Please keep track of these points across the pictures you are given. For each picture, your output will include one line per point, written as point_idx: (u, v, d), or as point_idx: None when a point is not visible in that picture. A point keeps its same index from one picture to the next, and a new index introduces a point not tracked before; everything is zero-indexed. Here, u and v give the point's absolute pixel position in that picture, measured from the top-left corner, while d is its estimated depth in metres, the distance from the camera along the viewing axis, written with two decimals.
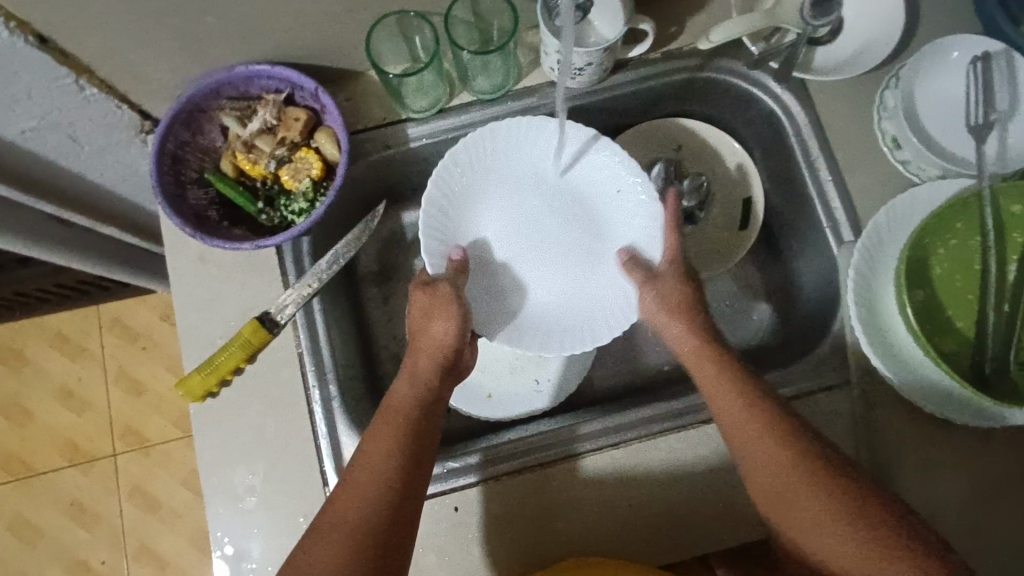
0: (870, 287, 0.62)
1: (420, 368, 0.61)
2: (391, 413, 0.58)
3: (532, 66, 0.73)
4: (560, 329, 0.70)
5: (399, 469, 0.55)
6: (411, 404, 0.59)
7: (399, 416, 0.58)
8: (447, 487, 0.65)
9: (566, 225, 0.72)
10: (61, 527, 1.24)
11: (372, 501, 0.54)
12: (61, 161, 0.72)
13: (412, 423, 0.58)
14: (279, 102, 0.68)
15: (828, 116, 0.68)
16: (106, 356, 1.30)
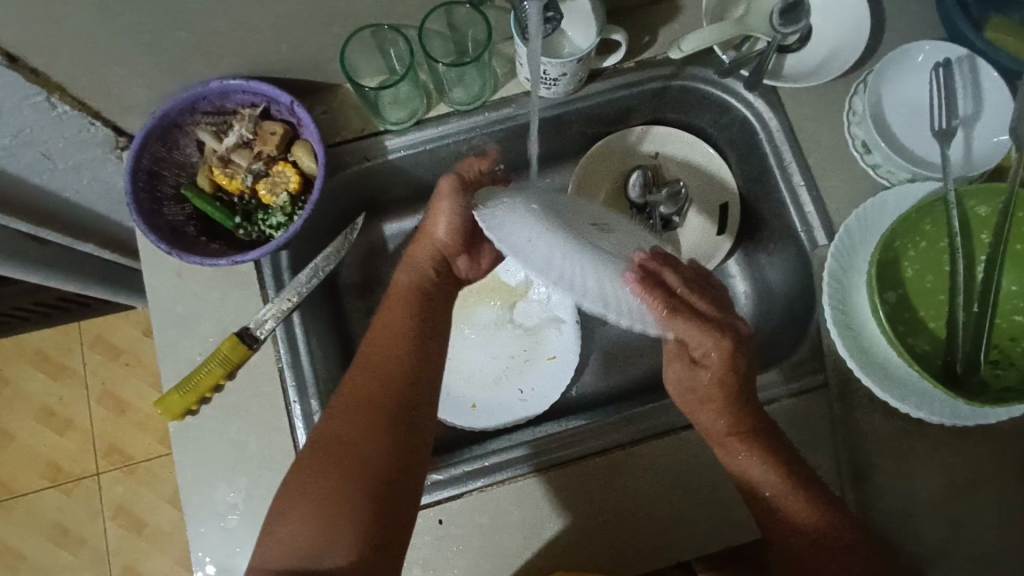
0: (844, 290, 0.63)
1: (422, 259, 0.66)
2: (397, 300, 0.63)
3: (508, 77, 0.74)
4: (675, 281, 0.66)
5: (404, 366, 0.59)
6: (411, 290, 0.64)
7: (405, 301, 0.63)
8: (431, 500, 0.65)
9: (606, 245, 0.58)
10: (43, 549, 1.22)
11: (379, 410, 0.57)
12: (35, 179, 0.72)
13: (413, 351, 0.60)
14: (255, 116, 0.68)
15: (800, 122, 0.70)
16: (87, 374, 1.28)
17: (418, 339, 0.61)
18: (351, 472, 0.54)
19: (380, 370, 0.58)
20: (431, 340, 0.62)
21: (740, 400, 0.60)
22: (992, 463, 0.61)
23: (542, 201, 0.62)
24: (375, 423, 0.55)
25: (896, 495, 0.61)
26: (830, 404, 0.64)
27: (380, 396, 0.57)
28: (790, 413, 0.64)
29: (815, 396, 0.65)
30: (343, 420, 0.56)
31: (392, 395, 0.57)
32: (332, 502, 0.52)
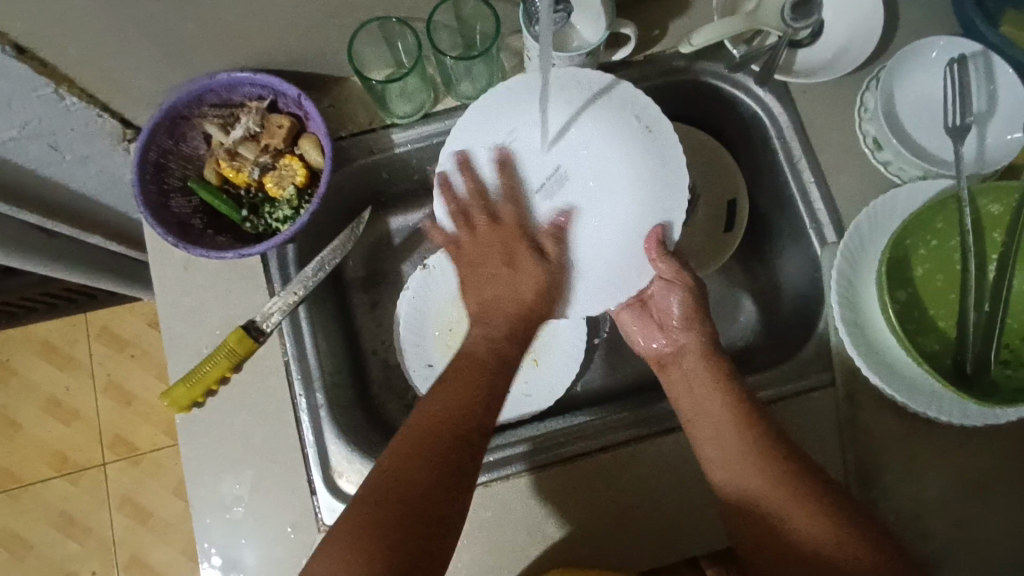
0: (854, 289, 0.62)
1: (494, 326, 0.61)
2: (461, 362, 0.59)
3: (516, 70, 0.73)
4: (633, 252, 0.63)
5: (453, 429, 0.55)
6: (478, 356, 0.59)
7: (467, 367, 0.58)
8: None
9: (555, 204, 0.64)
10: (50, 538, 1.23)
11: (417, 457, 0.53)
12: (42, 171, 0.72)
13: (457, 406, 0.56)
14: (262, 109, 0.68)
15: (810, 118, 0.69)
16: (94, 365, 1.28)
17: (468, 394, 0.57)
18: (376, 513, 0.51)
19: (426, 427, 0.55)
20: (489, 401, 0.57)
21: (727, 383, 0.60)
22: (1002, 463, 0.61)
23: (522, 141, 0.65)
24: (403, 475, 0.52)
25: (903, 493, 0.61)
26: (837, 401, 0.64)
27: (416, 451, 0.53)
28: (798, 411, 0.64)
29: (822, 394, 0.64)
30: (385, 464, 0.54)
31: (430, 447, 0.54)
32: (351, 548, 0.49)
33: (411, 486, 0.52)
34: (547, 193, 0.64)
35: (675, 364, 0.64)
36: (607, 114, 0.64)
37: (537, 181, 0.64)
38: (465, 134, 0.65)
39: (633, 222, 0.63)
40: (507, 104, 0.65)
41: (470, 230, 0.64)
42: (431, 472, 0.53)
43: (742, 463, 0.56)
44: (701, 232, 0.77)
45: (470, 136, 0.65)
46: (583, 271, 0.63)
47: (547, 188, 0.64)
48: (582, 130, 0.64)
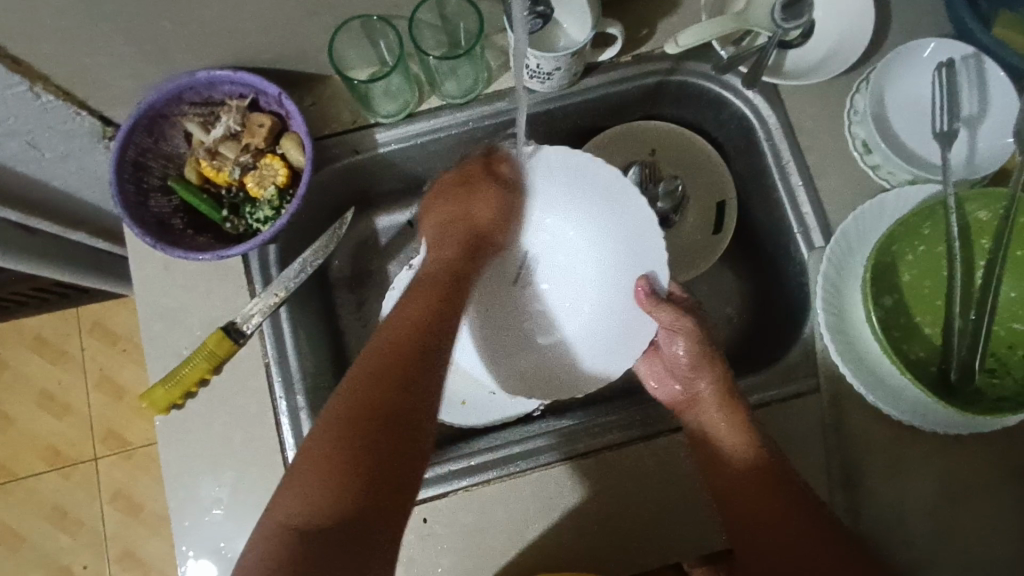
0: (840, 295, 0.61)
1: (448, 244, 0.67)
2: (427, 279, 0.63)
3: (502, 69, 0.72)
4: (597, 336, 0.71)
5: (425, 322, 0.58)
6: (439, 271, 0.65)
7: (435, 278, 0.63)
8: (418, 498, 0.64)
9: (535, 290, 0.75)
10: (42, 532, 1.23)
11: (398, 347, 0.55)
12: (21, 169, 0.71)
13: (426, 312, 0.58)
14: (242, 107, 0.67)
15: (799, 119, 0.68)
16: (85, 360, 1.28)
17: (432, 303, 0.59)
18: (370, 393, 0.51)
19: (402, 324, 0.57)
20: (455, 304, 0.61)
21: (733, 414, 0.61)
22: (987, 470, 0.60)
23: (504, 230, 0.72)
24: (394, 378, 0.52)
25: (886, 500, 0.61)
26: (821, 407, 0.63)
27: (387, 350, 0.54)
28: (782, 417, 0.63)
29: (806, 400, 0.64)
30: (370, 354, 0.55)
31: (402, 350, 0.54)
32: (349, 431, 0.49)
33: (401, 384, 0.52)
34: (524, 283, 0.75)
35: (689, 412, 0.64)
36: (585, 211, 0.72)
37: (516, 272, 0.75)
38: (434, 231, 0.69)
39: (619, 312, 0.70)
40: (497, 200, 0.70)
41: (439, 203, 0.69)
42: (414, 363, 0.54)
43: (740, 479, 0.59)
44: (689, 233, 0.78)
45: (441, 234, 0.69)
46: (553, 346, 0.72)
47: (523, 279, 0.75)
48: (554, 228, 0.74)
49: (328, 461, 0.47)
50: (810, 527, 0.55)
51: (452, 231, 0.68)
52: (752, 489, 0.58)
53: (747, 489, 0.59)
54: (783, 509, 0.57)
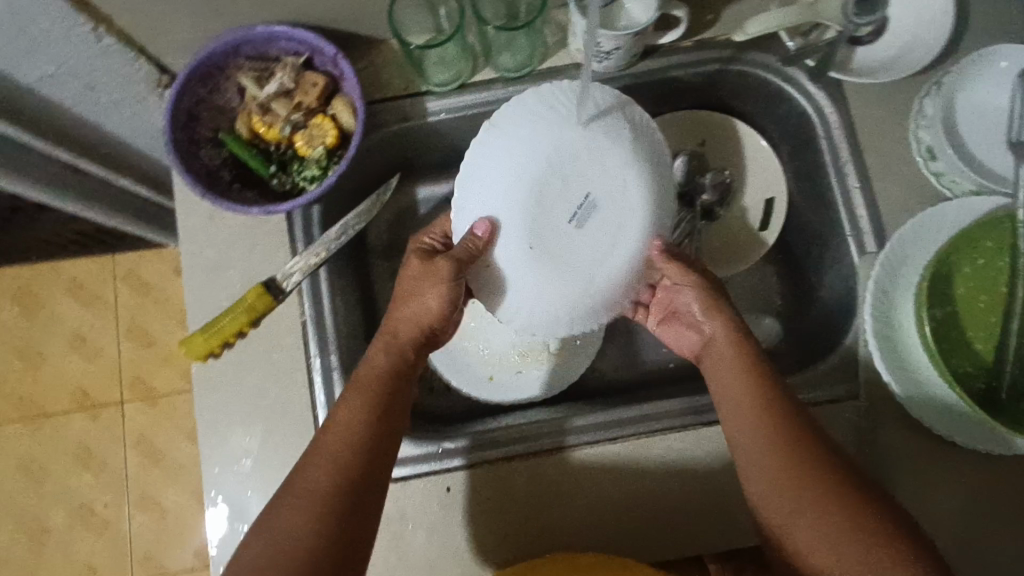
0: (889, 302, 0.60)
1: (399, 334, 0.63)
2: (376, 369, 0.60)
3: (559, 46, 0.71)
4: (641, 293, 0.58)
5: (377, 412, 0.57)
6: (395, 362, 0.61)
7: (385, 370, 0.60)
8: (443, 467, 0.65)
9: (577, 231, 0.55)
10: (67, 468, 1.27)
11: (348, 429, 0.56)
12: (77, 110, 0.72)
13: (367, 416, 0.57)
14: (297, 65, 0.67)
15: (862, 119, 0.66)
16: (118, 306, 1.31)
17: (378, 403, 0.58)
18: (333, 475, 0.53)
19: (358, 413, 0.57)
20: (394, 395, 0.59)
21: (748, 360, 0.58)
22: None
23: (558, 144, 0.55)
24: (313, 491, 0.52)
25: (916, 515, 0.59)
26: (857, 415, 0.62)
27: (346, 437, 0.55)
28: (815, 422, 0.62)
29: (842, 407, 0.62)
30: (334, 432, 0.56)
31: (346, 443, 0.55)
32: (318, 505, 0.52)
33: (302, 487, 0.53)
34: (577, 225, 0.55)
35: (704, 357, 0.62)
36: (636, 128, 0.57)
37: (565, 203, 0.55)
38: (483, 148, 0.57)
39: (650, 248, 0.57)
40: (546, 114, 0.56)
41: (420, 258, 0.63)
42: (365, 449, 0.55)
43: (756, 425, 0.55)
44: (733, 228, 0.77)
45: (488, 151, 0.57)
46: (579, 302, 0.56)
47: (577, 219, 0.55)
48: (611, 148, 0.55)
49: (305, 517, 0.51)
50: (842, 518, 0.50)
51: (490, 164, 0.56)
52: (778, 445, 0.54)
53: (764, 439, 0.54)
54: (804, 468, 0.53)
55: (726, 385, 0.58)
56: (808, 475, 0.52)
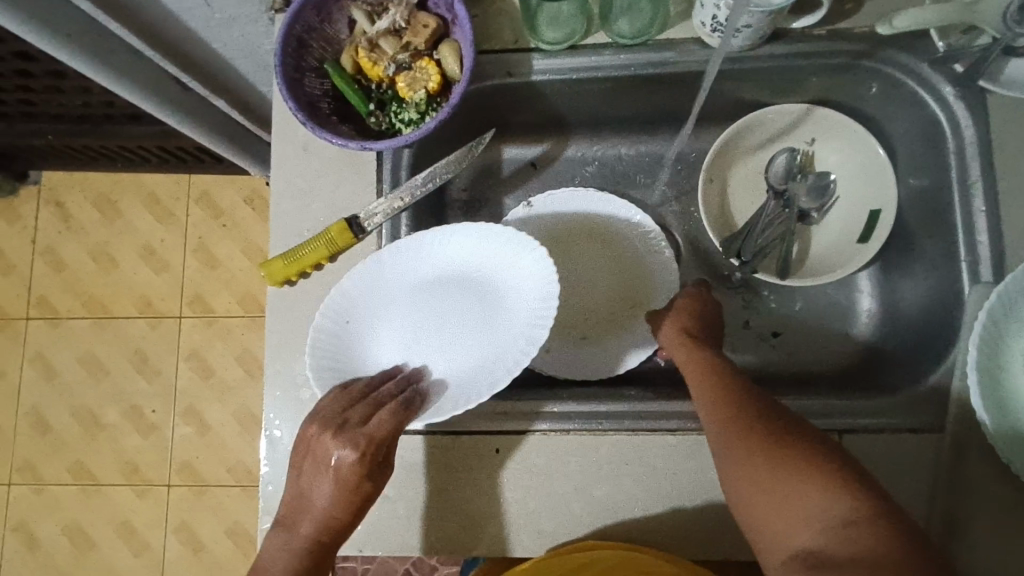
0: (999, 337, 0.56)
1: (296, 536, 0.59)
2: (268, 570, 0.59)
3: (681, 18, 0.67)
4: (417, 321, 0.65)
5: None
6: (289, 556, 0.59)
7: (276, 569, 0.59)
8: (494, 428, 0.64)
9: (433, 286, 0.66)
10: (123, 370, 1.34)
11: None
12: (192, 24, 0.73)
13: None
14: (412, 5, 0.66)
15: (1002, 137, 0.60)
16: (189, 225, 1.36)
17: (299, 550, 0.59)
18: None
19: None
20: (324, 561, 0.60)
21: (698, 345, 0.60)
22: None
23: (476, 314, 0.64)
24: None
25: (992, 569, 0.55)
26: (939, 452, 0.58)
27: None
28: (892, 450, 0.59)
29: (925, 440, 0.58)
30: None
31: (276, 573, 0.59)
32: None
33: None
34: (437, 284, 0.66)
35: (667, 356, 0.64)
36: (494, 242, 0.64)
37: (440, 288, 0.66)
38: (446, 336, 0.64)
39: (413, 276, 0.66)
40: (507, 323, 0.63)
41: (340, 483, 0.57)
42: None
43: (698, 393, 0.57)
44: (828, 236, 0.74)
45: (451, 337, 0.64)
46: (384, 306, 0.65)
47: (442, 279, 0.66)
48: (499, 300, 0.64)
49: None
50: (790, 457, 0.50)
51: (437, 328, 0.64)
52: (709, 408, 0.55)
53: (706, 401, 0.55)
54: (746, 423, 0.53)
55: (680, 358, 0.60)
56: (743, 428, 0.52)
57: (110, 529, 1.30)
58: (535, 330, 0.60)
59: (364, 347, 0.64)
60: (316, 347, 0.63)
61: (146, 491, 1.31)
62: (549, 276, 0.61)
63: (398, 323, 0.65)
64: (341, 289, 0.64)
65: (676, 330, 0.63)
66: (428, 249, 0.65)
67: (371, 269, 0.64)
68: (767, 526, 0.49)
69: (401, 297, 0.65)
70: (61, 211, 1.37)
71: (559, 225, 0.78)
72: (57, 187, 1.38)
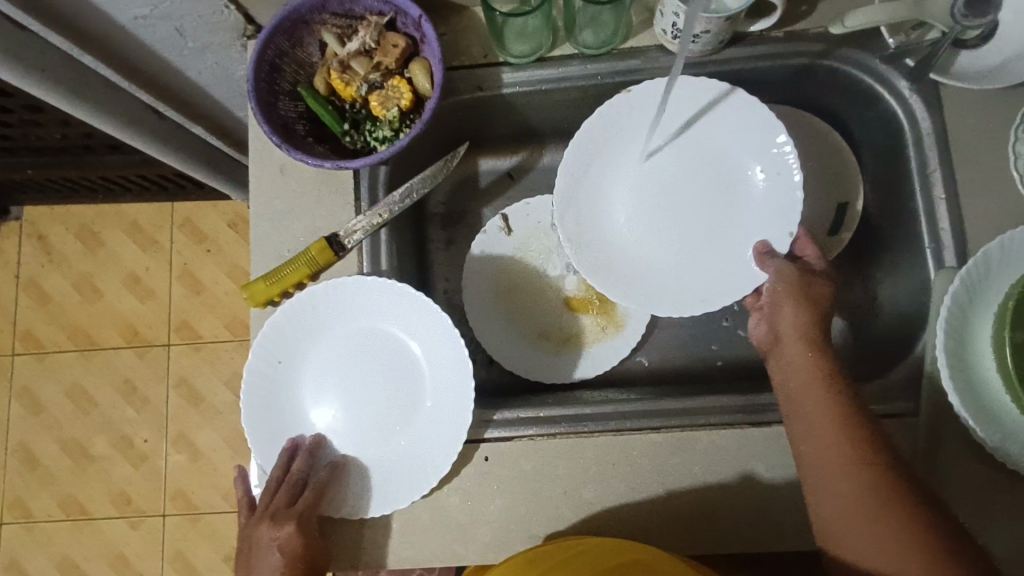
0: (965, 320, 0.57)
1: None
2: None
3: (643, 27, 0.69)
4: (342, 376, 0.67)
5: None
6: None
7: None
8: (499, 437, 0.65)
9: (365, 351, 0.68)
10: (112, 400, 1.33)
11: None
12: (164, 53, 0.74)
13: None
14: (381, 25, 0.67)
15: (957, 127, 0.62)
16: (173, 251, 1.36)
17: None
18: None
19: None
20: None
21: (817, 348, 0.58)
22: None
23: (393, 400, 0.67)
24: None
25: None
26: (916, 435, 0.59)
27: None
28: None
29: (901, 424, 0.60)
30: None
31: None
32: None
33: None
34: (368, 350, 0.68)
35: (776, 350, 0.60)
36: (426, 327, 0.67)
37: (371, 357, 0.68)
38: (355, 411, 0.66)
39: (342, 335, 0.68)
40: (414, 427, 0.66)
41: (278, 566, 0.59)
42: None
43: (822, 405, 0.54)
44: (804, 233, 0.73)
45: (360, 413, 0.66)
46: (314, 359, 0.68)
47: (373, 348, 0.68)
48: (419, 394, 0.67)
49: None
50: (885, 491, 0.50)
51: (354, 396, 0.67)
52: (835, 427, 0.53)
53: (815, 414, 0.54)
54: (857, 448, 0.52)
55: (795, 358, 0.58)
56: (857, 451, 0.52)
57: (105, 561, 1.29)
58: (437, 450, 0.63)
59: (291, 392, 0.67)
60: (248, 388, 0.65)
61: (140, 522, 1.30)
62: (465, 401, 0.64)
63: (324, 377, 0.67)
64: (274, 326, 0.66)
65: (802, 322, 0.59)
66: (364, 311, 0.68)
67: (304, 312, 0.67)
68: (856, 549, 0.49)
69: (331, 351, 0.68)
70: (43, 244, 1.37)
71: (541, 232, 0.81)
72: (38, 220, 1.37)
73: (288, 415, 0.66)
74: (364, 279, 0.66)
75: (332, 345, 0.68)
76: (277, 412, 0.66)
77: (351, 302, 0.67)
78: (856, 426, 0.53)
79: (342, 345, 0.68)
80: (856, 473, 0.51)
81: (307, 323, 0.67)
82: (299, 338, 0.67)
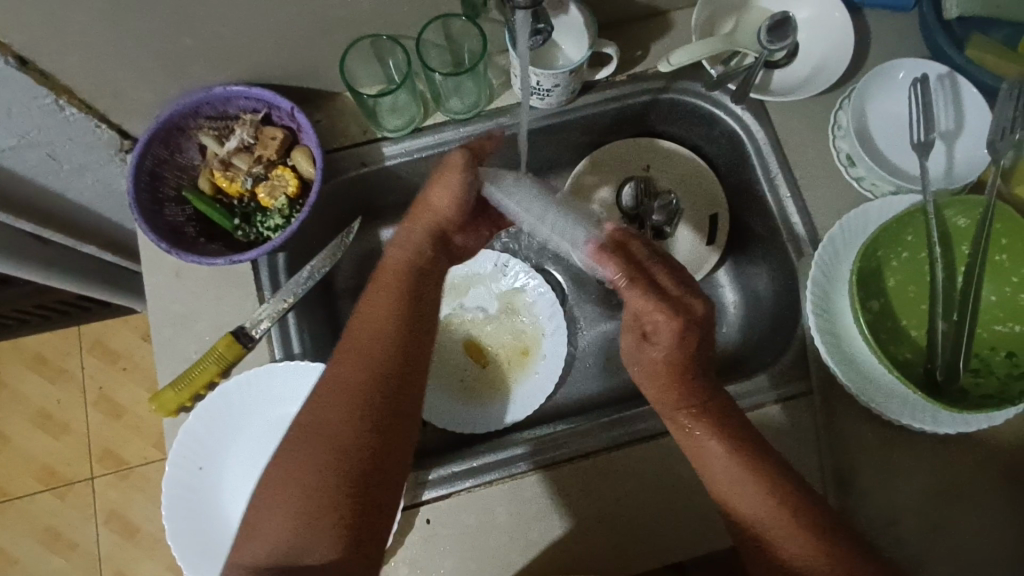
0: (828, 297, 0.64)
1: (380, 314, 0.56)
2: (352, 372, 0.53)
3: (504, 87, 0.76)
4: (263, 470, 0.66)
5: (379, 363, 0.53)
6: (371, 359, 0.53)
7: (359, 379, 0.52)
8: (443, 493, 0.65)
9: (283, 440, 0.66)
10: (35, 554, 1.21)
11: (347, 393, 0.52)
12: (39, 180, 0.73)
13: (354, 391, 0.52)
14: (256, 121, 0.70)
15: (786, 134, 0.72)
16: (85, 378, 1.28)
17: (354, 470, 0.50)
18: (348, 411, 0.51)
19: (343, 394, 0.52)
20: (397, 381, 0.53)
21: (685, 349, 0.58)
22: (976, 466, 0.62)
23: None
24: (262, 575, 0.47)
25: (881, 500, 0.62)
26: (814, 410, 0.65)
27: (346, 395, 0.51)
28: (778, 420, 0.65)
29: (799, 403, 0.65)
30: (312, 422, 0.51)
31: (338, 475, 0.49)
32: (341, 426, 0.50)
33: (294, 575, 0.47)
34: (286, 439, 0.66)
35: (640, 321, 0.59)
36: None
37: None
38: None
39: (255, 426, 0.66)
40: None
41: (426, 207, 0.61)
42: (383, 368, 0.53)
43: (669, 414, 0.58)
44: (684, 246, 0.80)
45: None
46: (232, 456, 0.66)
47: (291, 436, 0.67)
48: None
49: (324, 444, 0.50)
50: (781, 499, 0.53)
51: None
52: (684, 426, 0.57)
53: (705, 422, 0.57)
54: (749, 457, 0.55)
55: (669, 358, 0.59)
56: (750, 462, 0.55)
57: None
58: None
59: (211, 495, 0.65)
60: (169, 502, 0.63)
61: None
62: None
63: (243, 472, 0.65)
64: (187, 433, 0.65)
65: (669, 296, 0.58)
66: (275, 398, 0.66)
67: (218, 411, 0.66)
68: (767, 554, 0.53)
69: (250, 446, 0.66)
70: None
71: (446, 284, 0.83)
72: None
73: (213, 521, 0.64)
74: (276, 365, 0.66)
75: (246, 437, 0.66)
76: (202, 519, 0.64)
77: (258, 395, 0.66)
78: (744, 433, 0.56)
79: (258, 437, 0.66)
80: (754, 478, 0.54)
81: (220, 423, 0.66)
82: (213, 437, 0.66)
